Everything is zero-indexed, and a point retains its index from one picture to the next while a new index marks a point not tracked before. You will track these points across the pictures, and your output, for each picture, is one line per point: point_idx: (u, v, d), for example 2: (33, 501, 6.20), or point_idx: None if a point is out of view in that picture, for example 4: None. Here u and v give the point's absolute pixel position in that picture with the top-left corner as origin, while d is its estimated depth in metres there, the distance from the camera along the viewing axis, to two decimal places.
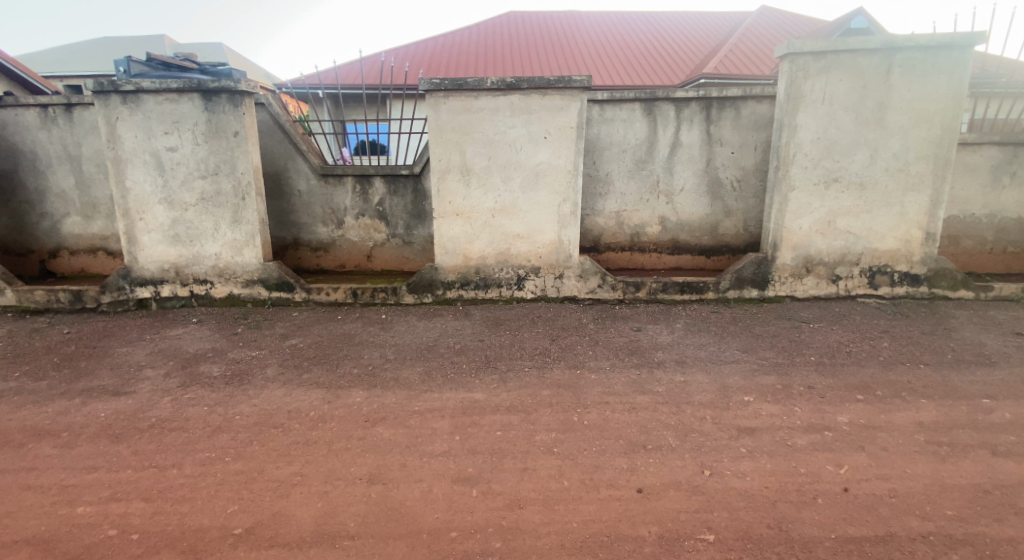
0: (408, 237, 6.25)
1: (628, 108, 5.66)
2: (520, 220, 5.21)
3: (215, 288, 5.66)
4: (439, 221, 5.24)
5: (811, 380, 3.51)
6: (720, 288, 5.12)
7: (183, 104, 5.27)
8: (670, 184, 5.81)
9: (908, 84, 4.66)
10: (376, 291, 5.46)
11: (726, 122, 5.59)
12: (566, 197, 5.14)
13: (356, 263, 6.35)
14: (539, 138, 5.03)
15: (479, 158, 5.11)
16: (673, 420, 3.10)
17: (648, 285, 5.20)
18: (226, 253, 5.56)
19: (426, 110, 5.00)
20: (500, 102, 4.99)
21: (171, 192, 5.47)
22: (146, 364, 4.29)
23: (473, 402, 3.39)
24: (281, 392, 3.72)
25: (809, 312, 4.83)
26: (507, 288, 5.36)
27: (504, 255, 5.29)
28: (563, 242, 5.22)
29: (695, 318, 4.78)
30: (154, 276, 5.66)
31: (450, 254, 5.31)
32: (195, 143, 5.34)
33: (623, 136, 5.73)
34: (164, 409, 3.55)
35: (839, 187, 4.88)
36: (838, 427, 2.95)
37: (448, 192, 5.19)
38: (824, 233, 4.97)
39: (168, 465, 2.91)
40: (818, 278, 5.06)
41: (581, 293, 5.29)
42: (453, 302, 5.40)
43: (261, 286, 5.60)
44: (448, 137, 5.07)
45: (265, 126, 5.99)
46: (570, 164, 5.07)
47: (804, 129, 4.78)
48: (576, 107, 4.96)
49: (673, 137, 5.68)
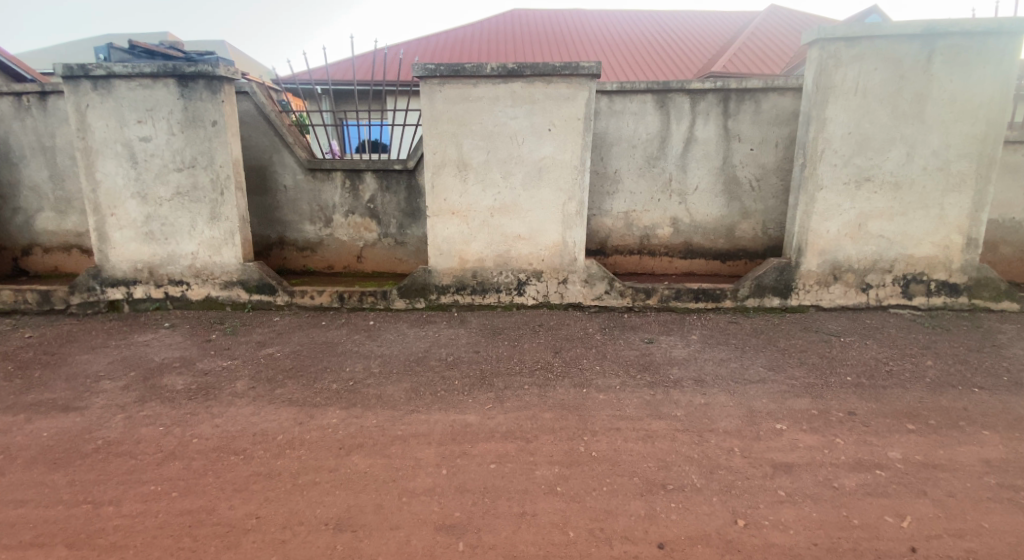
0: (401, 236, 5.83)
1: (639, 100, 5.23)
2: (520, 219, 4.78)
3: (191, 290, 5.24)
4: (433, 219, 4.83)
5: (851, 405, 3.10)
6: (739, 296, 4.69)
7: (158, 90, 4.83)
8: (683, 182, 5.38)
9: (950, 74, 4.21)
10: (364, 295, 5.04)
11: (745, 116, 5.14)
12: (572, 195, 4.70)
13: (345, 264, 5.94)
14: (543, 131, 4.61)
15: (476, 152, 4.69)
16: (696, 453, 2.68)
17: (660, 291, 4.76)
18: (202, 252, 5.14)
19: (419, 98, 4.59)
20: (500, 90, 4.57)
21: (144, 185, 5.04)
22: (105, 375, 3.88)
23: (464, 426, 2.97)
24: (248, 410, 3.30)
25: (837, 324, 4.40)
26: (505, 293, 4.94)
27: (503, 257, 4.87)
28: (567, 243, 4.79)
29: (712, 329, 4.35)
30: (126, 276, 5.25)
31: (444, 255, 4.89)
32: (170, 133, 4.91)
33: (633, 130, 5.31)
34: (114, 429, 3.14)
35: (872, 187, 4.43)
36: (891, 466, 2.56)
37: (442, 188, 4.77)
38: (854, 237, 4.52)
39: (105, 500, 2.50)
40: (846, 287, 4.62)
41: (586, 300, 4.86)
42: (448, 307, 4.98)
43: (241, 288, 5.19)
44: (444, 129, 4.65)
45: (248, 117, 5.57)
46: (577, 159, 4.64)
47: (834, 122, 4.33)
48: (583, 97, 4.52)
49: (687, 131, 5.25)
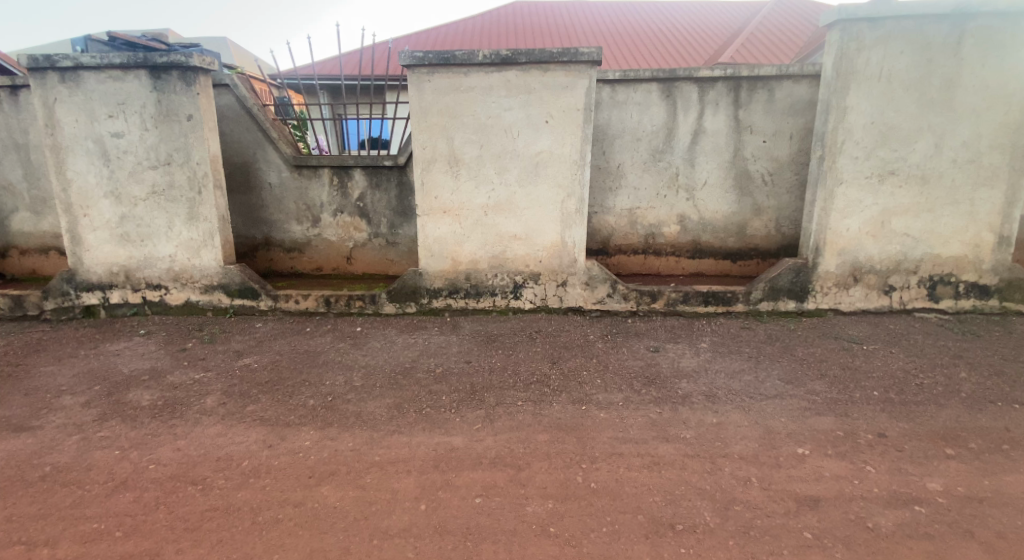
0: (392, 236, 5.52)
1: (644, 89, 4.90)
2: (516, 217, 4.47)
3: (169, 294, 4.96)
4: (424, 219, 4.53)
5: (881, 426, 2.80)
6: (752, 299, 4.36)
7: (129, 82, 4.54)
8: (691, 177, 5.05)
9: (982, 58, 3.86)
10: (352, 299, 4.74)
11: (758, 106, 4.80)
12: (571, 192, 4.39)
13: (335, 265, 5.65)
14: (539, 123, 4.29)
15: (468, 146, 4.37)
16: (708, 484, 2.38)
17: (667, 295, 4.44)
18: (181, 254, 4.86)
19: (406, 89, 4.27)
20: (493, 79, 4.25)
21: (117, 184, 4.76)
22: (67, 390, 3.61)
23: (448, 451, 2.69)
24: (215, 431, 3.03)
25: (858, 330, 4.08)
26: (501, 296, 4.63)
27: (498, 258, 4.56)
28: (566, 244, 4.48)
29: (722, 337, 4.04)
30: (101, 280, 4.98)
31: (435, 257, 4.59)
32: (143, 128, 4.62)
33: (637, 122, 4.98)
34: (66, 453, 2.87)
35: (896, 181, 4.09)
36: (931, 501, 2.26)
37: (433, 185, 4.46)
38: (876, 236, 4.19)
39: (40, 541, 2.22)
40: (867, 289, 4.29)
41: (587, 303, 4.55)
42: (441, 312, 4.69)
43: (221, 292, 4.90)
44: (433, 121, 4.34)
45: (230, 111, 5.28)
46: (576, 153, 4.32)
47: (855, 111, 3.98)
48: (583, 86, 4.19)
49: (695, 123, 4.91)
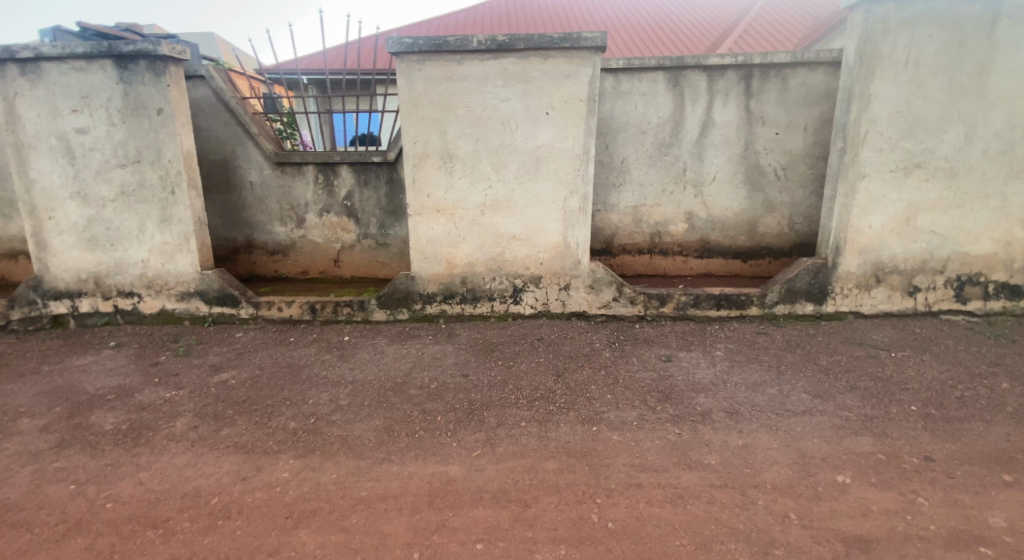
0: (383, 237, 5.19)
1: (649, 79, 4.59)
2: (515, 217, 4.16)
3: (143, 302, 4.63)
4: (416, 219, 4.21)
5: (925, 448, 2.52)
6: (767, 302, 4.08)
7: (93, 73, 4.19)
8: (699, 172, 4.76)
9: (1017, 41, 3.57)
10: (339, 306, 4.42)
11: (771, 96, 4.51)
12: (574, 188, 4.08)
13: (321, 269, 5.33)
14: (539, 115, 3.98)
15: (463, 140, 4.06)
16: (740, 522, 2.10)
17: (676, 298, 4.15)
18: (154, 259, 4.52)
19: (395, 79, 3.95)
20: (489, 67, 3.93)
21: (83, 184, 4.41)
22: (24, 412, 3.28)
23: (445, 484, 2.39)
24: (184, 460, 2.72)
25: (882, 335, 3.80)
26: (500, 301, 4.33)
27: (496, 261, 4.25)
28: (569, 244, 4.17)
29: (738, 344, 3.75)
30: (69, 288, 4.63)
31: (428, 260, 4.28)
32: (110, 123, 4.28)
33: (642, 113, 4.68)
34: (14, 489, 2.56)
35: (922, 175, 3.81)
36: (997, 540, 1.97)
37: (425, 183, 4.14)
38: (901, 233, 3.91)
39: None
40: (890, 291, 4.01)
41: (592, 308, 4.26)
42: (435, 319, 4.38)
43: (199, 299, 4.57)
44: (424, 114, 4.02)
45: (207, 105, 4.94)
46: (579, 147, 4.01)
47: (880, 99, 3.69)
48: (586, 74, 3.88)
49: (703, 114, 4.62)
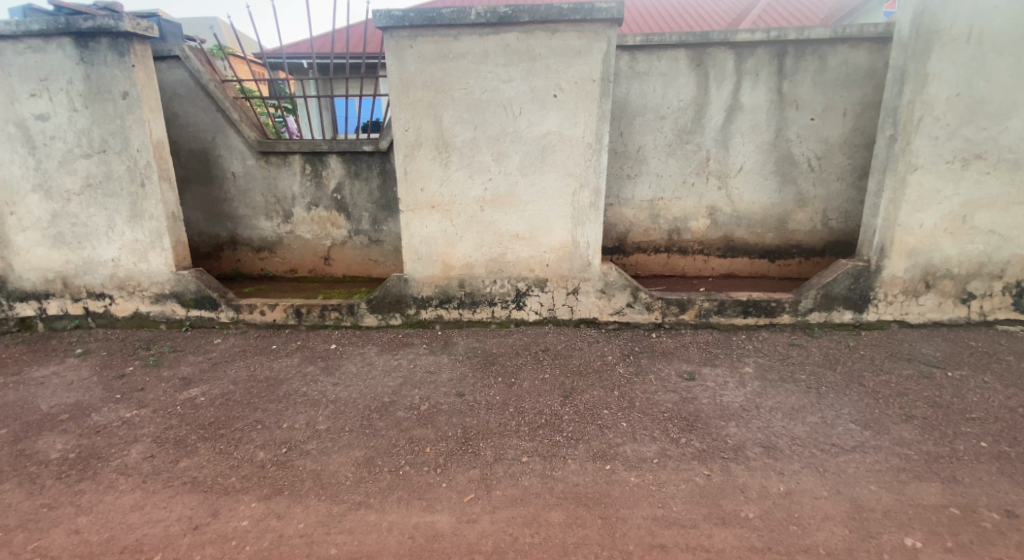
0: (376, 233, 4.79)
1: (670, 57, 4.14)
2: (519, 213, 3.74)
3: (115, 304, 4.27)
4: (408, 215, 3.80)
5: (1007, 500, 2.09)
6: (800, 310, 3.64)
7: (52, 53, 3.80)
8: (723, 162, 4.32)
9: None
10: (326, 310, 4.03)
11: (806, 77, 4.06)
12: (584, 181, 3.64)
13: (311, 267, 4.95)
14: (546, 98, 3.53)
15: (460, 127, 3.63)
16: None
17: (698, 304, 3.72)
18: (125, 257, 4.15)
19: (384, 58, 3.52)
20: (489, 44, 3.49)
21: (46, 176, 4.03)
22: None
23: (429, 541, 2.00)
24: (131, 500, 2.35)
25: (933, 348, 3.36)
26: (502, 306, 3.92)
27: (497, 262, 3.84)
28: (578, 244, 3.75)
29: (769, 358, 3.33)
30: (36, 289, 4.28)
31: (422, 260, 3.87)
32: (71, 109, 3.89)
33: (660, 96, 4.23)
34: None
35: (983, 166, 3.33)
36: None
37: (418, 175, 3.72)
38: (955, 233, 3.45)
39: None
40: (941, 297, 3.56)
41: (604, 314, 3.84)
42: (430, 325, 3.99)
43: (175, 302, 4.20)
44: (417, 98, 3.60)
45: (185, 88, 4.56)
46: (591, 134, 3.57)
47: (938, 79, 3.21)
48: (599, 50, 3.43)
49: (728, 97, 4.17)
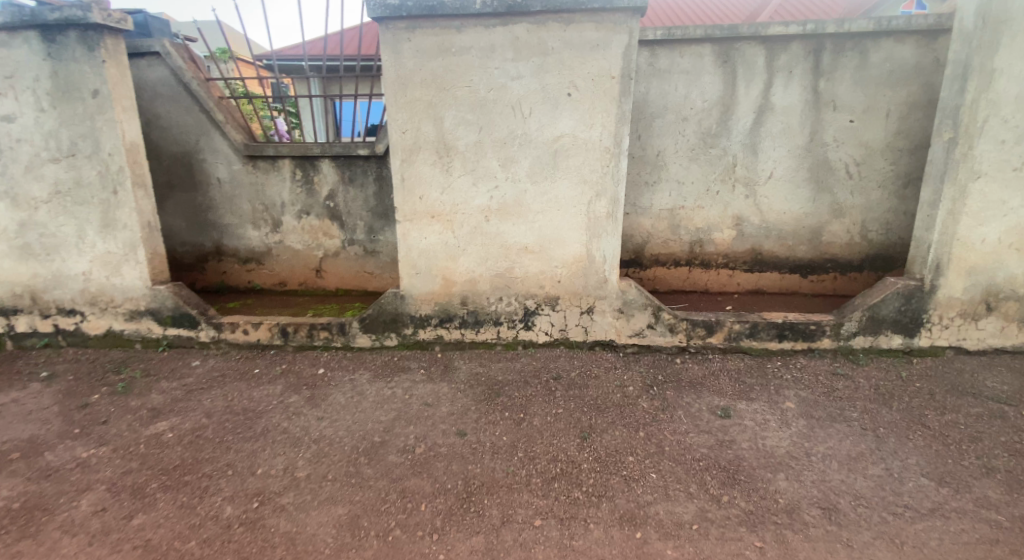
0: (372, 243, 4.42)
1: (694, 53, 3.77)
2: (528, 224, 3.37)
3: (87, 322, 3.92)
4: (406, 226, 3.43)
5: None
6: (843, 334, 3.25)
7: (16, 48, 3.46)
8: (751, 168, 3.94)
9: None
10: (314, 329, 3.66)
11: (845, 74, 3.68)
12: (601, 189, 3.27)
13: (302, 279, 4.58)
14: (559, 96, 3.16)
15: (463, 129, 3.26)
16: None
17: (728, 326, 3.32)
18: (97, 271, 3.80)
19: (379, 52, 3.16)
20: (496, 36, 3.12)
21: (11, 182, 3.69)
22: None
23: None
24: None
25: (998, 380, 2.97)
26: (508, 327, 3.54)
27: (504, 278, 3.46)
28: (594, 259, 3.37)
29: (812, 390, 2.94)
30: (2, 305, 3.93)
31: (421, 275, 3.50)
32: (38, 109, 3.54)
33: (683, 95, 3.85)
34: None
35: None
36: None
37: (417, 182, 3.36)
38: (1022, 248, 3.05)
39: None
40: (1003, 321, 3.17)
41: (621, 336, 3.45)
42: (429, 346, 3.61)
43: (151, 319, 3.84)
44: (415, 96, 3.23)
45: (166, 87, 4.22)
46: (609, 137, 3.19)
47: (1007, 76, 2.82)
48: (619, 43, 3.05)
49: (757, 97, 3.79)
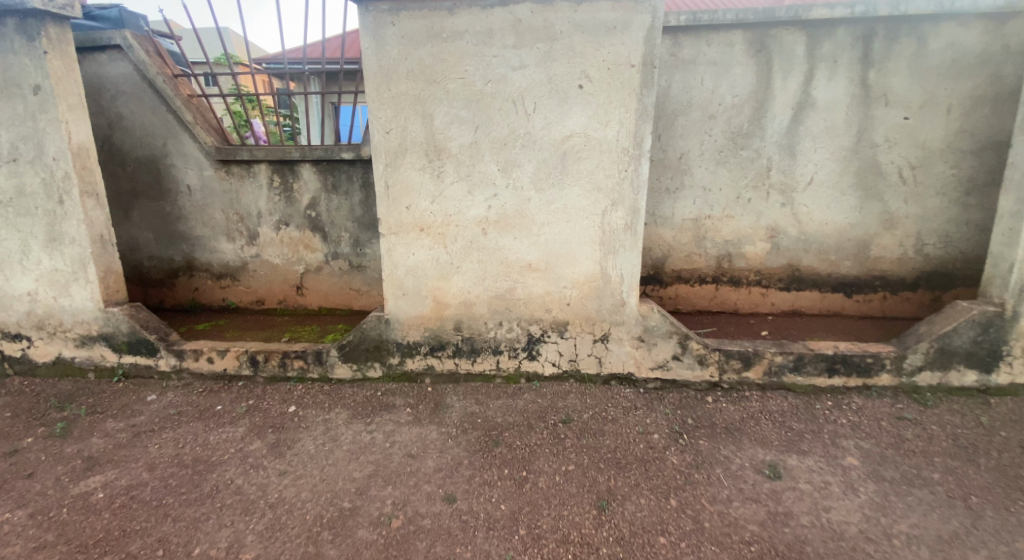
0: (357, 257, 3.95)
1: (723, 41, 3.28)
2: (532, 238, 2.88)
3: (35, 347, 3.46)
4: (390, 240, 2.95)
5: None
6: (906, 368, 2.74)
7: None
8: (789, 172, 3.44)
9: None
10: (287, 358, 3.18)
11: (899, 64, 3.18)
12: (618, 197, 2.78)
13: (281, 297, 4.12)
14: (569, 89, 2.68)
15: (456, 127, 2.78)
16: None
17: (769, 358, 2.81)
18: (44, 291, 3.34)
19: (359, 39, 2.69)
20: (494, 19, 2.65)
21: None
22: None
23: None
24: None
25: None
26: (509, 356, 3.05)
27: (503, 300, 2.98)
28: (609, 278, 2.88)
29: (876, 440, 2.43)
30: None
31: (408, 297, 3.02)
32: None
33: (710, 89, 3.36)
34: None
35: None
36: None
37: (402, 189, 2.88)
38: None
39: None
40: None
41: (641, 368, 2.95)
42: (417, 379, 3.13)
43: (105, 345, 3.38)
44: (400, 89, 2.76)
45: (129, 85, 3.78)
46: (627, 136, 2.71)
47: None
48: (640, 26, 2.58)
49: (796, 91, 3.30)
